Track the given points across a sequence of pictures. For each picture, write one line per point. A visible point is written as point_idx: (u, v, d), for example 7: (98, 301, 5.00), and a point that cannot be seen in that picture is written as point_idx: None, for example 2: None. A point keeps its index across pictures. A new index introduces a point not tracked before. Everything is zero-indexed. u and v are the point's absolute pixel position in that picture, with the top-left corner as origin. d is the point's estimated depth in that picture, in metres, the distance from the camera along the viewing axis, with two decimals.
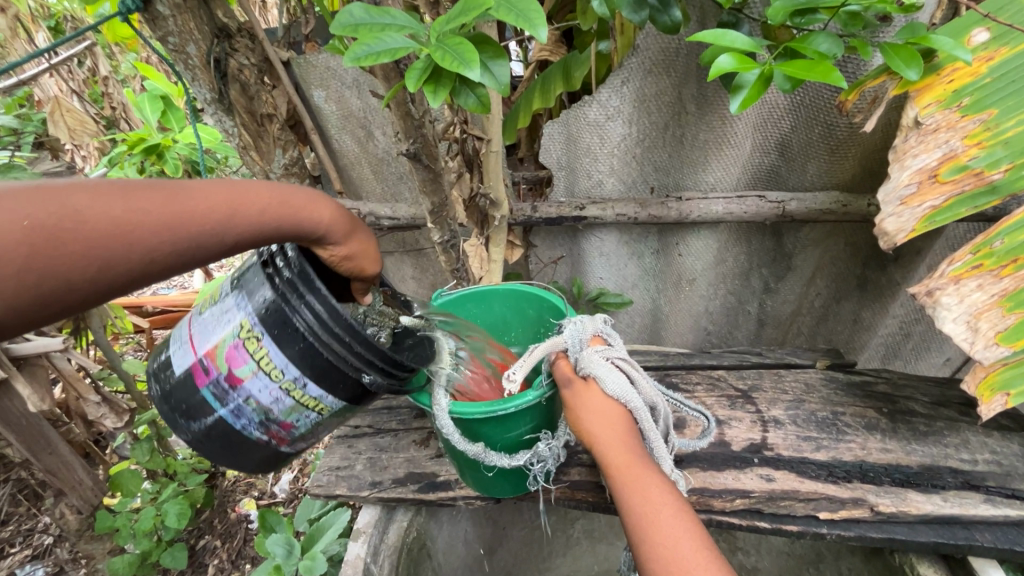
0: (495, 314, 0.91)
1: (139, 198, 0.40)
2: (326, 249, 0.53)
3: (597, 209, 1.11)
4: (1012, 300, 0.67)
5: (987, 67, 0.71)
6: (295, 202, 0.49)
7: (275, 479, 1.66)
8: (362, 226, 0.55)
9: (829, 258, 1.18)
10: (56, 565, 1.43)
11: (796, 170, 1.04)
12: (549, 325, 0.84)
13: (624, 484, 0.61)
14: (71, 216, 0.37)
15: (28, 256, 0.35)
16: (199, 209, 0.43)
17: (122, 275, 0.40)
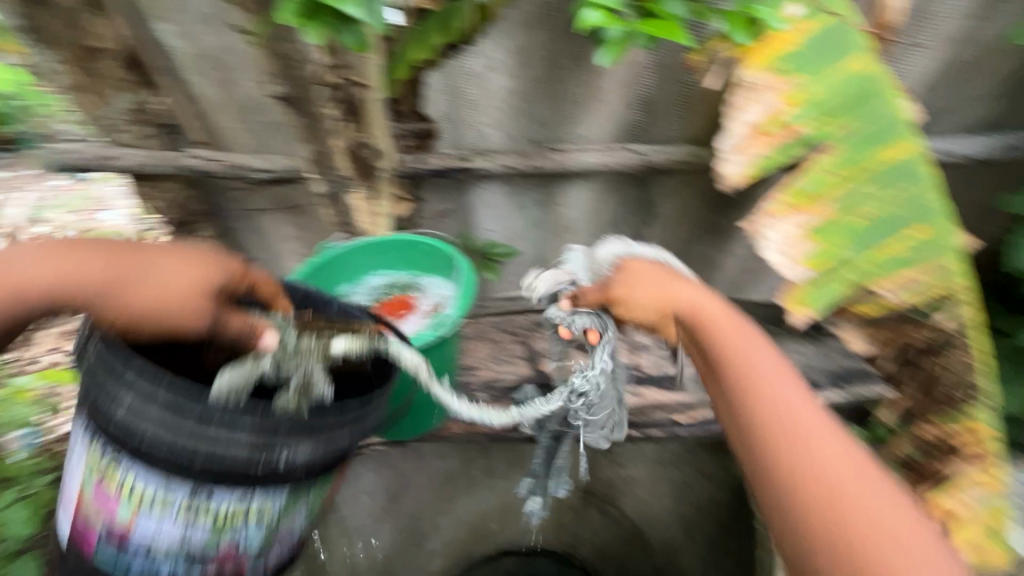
0: (379, 262, 0.91)
1: (3, 278, 0.61)
2: (136, 308, 0.62)
3: (483, 160, 1.16)
4: (814, 230, 0.87)
5: (800, 37, 0.83)
6: (109, 272, 0.62)
7: None
8: (175, 280, 0.64)
9: (686, 206, 1.34)
10: None
11: (657, 126, 1.15)
12: (444, 271, 0.89)
13: (727, 329, 0.69)
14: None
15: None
16: (31, 274, 0.61)
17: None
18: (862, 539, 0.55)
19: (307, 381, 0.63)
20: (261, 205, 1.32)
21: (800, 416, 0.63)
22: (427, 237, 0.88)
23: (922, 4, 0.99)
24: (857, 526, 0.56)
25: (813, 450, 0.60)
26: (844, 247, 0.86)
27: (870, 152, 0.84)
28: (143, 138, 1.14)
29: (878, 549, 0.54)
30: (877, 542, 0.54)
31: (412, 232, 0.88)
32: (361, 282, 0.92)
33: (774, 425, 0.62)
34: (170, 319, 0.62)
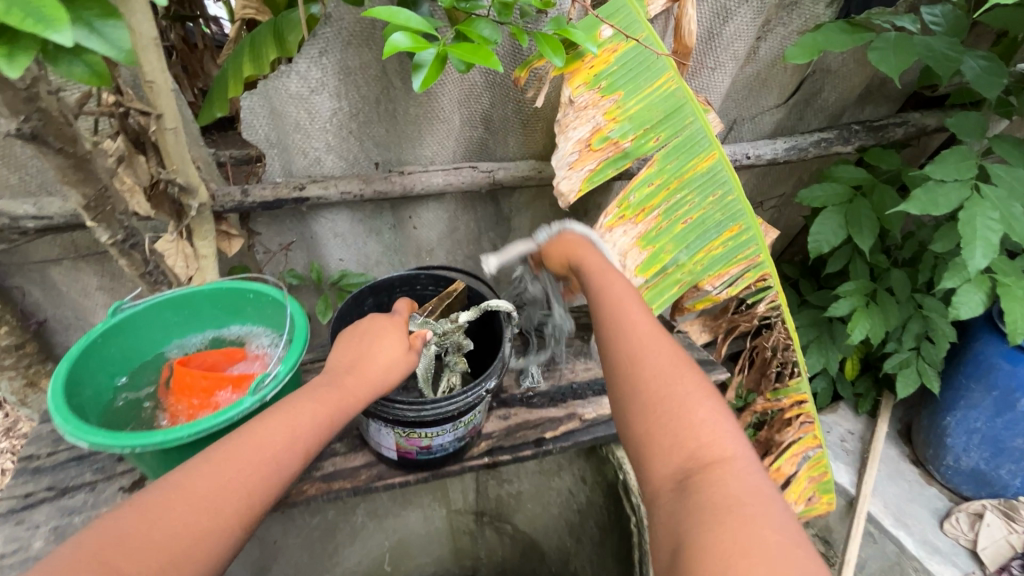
0: (195, 313, 0.79)
1: (286, 418, 0.59)
2: (382, 377, 0.68)
3: (319, 188, 1.05)
4: (644, 239, 0.92)
5: (613, 57, 0.90)
6: (366, 365, 0.68)
7: None
8: (388, 344, 0.71)
9: (540, 218, 1.37)
10: None
11: (500, 143, 1.16)
12: (269, 318, 0.79)
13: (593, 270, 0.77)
14: (265, 443, 0.56)
15: (243, 475, 0.54)
16: (310, 411, 0.61)
17: (274, 471, 0.56)
18: (672, 410, 0.60)
19: (459, 346, 0.87)
20: (48, 255, 1.10)
21: (645, 325, 0.68)
22: (248, 282, 0.77)
23: (713, 28, 1.11)
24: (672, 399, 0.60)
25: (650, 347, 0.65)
26: (670, 252, 0.92)
27: (687, 163, 0.91)
28: None
29: (682, 413, 0.59)
30: (684, 410, 0.59)
31: (228, 280, 0.78)
32: (174, 337, 0.79)
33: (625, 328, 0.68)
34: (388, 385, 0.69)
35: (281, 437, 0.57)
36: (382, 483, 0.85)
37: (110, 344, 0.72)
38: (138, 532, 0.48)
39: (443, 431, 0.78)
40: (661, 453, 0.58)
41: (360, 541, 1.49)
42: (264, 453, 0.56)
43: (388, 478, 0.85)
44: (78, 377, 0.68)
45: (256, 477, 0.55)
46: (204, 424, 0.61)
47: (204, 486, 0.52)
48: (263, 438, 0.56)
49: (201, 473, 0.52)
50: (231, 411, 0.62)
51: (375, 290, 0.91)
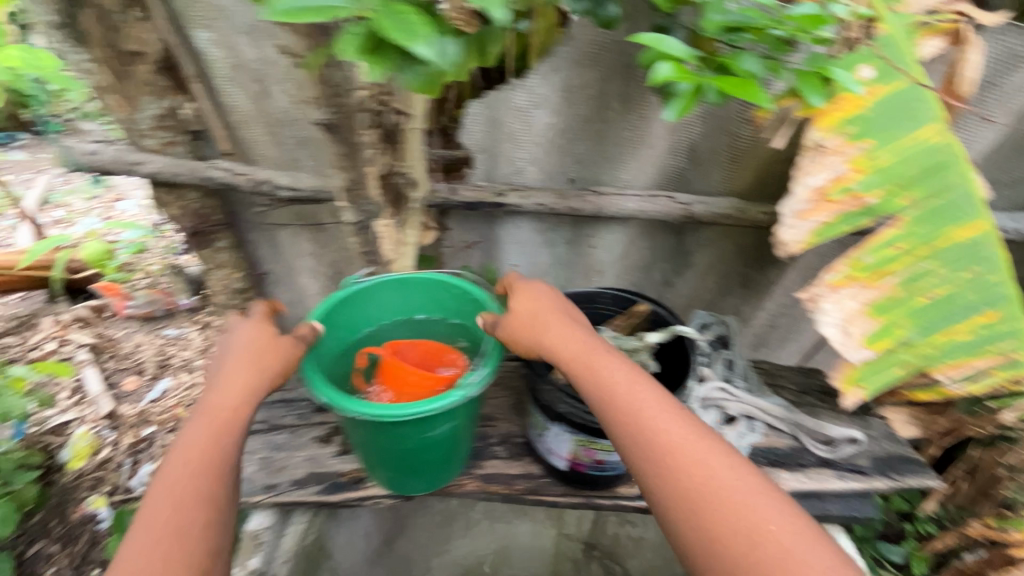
0: (407, 298, 0.86)
1: (200, 429, 0.63)
2: (257, 363, 0.68)
3: (517, 198, 1.10)
4: (875, 308, 0.82)
5: (871, 100, 0.78)
6: (247, 360, 0.68)
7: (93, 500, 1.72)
8: (232, 349, 0.70)
9: (721, 258, 1.29)
10: None
11: (701, 177, 1.11)
12: (468, 317, 0.84)
13: (580, 367, 0.67)
14: (197, 456, 0.61)
15: (181, 486, 0.59)
16: (224, 412, 0.65)
17: (208, 470, 0.61)
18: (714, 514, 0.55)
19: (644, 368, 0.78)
20: (281, 220, 1.30)
21: (657, 420, 0.62)
22: (460, 279, 0.81)
23: (994, 76, 0.95)
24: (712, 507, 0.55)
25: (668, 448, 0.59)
26: (904, 328, 0.82)
27: (941, 230, 0.77)
28: (169, 145, 1.11)
29: (721, 527, 0.54)
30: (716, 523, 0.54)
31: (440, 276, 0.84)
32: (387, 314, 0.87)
33: (634, 426, 0.62)
34: (267, 364, 0.69)
35: (218, 437, 0.63)
36: (535, 498, 0.84)
37: (341, 312, 0.81)
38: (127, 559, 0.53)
39: None
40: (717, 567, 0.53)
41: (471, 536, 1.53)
42: (198, 463, 0.61)
43: (541, 494, 0.84)
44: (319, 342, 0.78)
45: (195, 485, 0.59)
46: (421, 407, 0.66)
47: (159, 507, 0.57)
48: (187, 455, 0.61)
49: (156, 502, 0.58)
50: (441, 403, 0.66)
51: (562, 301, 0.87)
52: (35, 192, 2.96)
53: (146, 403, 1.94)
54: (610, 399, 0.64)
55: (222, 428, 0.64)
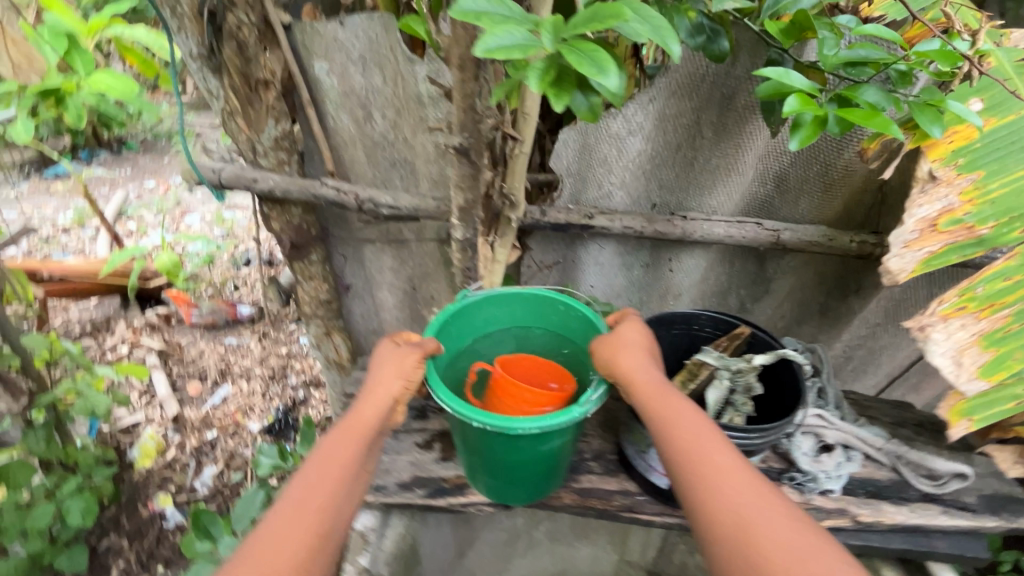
0: (510, 313, 0.91)
1: (341, 437, 0.72)
2: (394, 381, 0.75)
3: (605, 220, 1.13)
4: (987, 339, 0.80)
5: (980, 133, 0.79)
6: (384, 376, 0.76)
7: (198, 471, 2.16)
8: (376, 361, 0.77)
9: (800, 285, 1.29)
10: None
11: (789, 204, 1.12)
12: (573, 329, 0.89)
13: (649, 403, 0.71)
14: (332, 463, 0.69)
15: (317, 488, 0.67)
16: (359, 425, 0.73)
17: (337, 479, 0.68)
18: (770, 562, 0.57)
19: (748, 388, 0.81)
20: (369, 236, 1.37)
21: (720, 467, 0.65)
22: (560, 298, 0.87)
23: None
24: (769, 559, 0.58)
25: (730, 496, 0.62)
26: (1020, 362, 0.80)
27: None
28: (281, 164, 1.20)
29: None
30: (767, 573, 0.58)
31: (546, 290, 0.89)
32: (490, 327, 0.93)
33: (699, 470, 0.65)
34: (399, 384, 0.75)
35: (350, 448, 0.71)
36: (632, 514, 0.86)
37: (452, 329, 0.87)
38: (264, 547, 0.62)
39: None
40: None
41: (532, 557, 1.52)
42: (333, 469, 0.69)
43: (638, 511, 0.86)
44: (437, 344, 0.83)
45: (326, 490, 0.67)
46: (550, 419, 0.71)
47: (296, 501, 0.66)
48: (326, 458, 0.69)
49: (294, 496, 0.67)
50: (564, 419, 0.70)
51: (659, 322, 0.90)
52: (111, 206, 3.17)
53: (210, 408, 2.37)
54: (675, 440, 0.68)
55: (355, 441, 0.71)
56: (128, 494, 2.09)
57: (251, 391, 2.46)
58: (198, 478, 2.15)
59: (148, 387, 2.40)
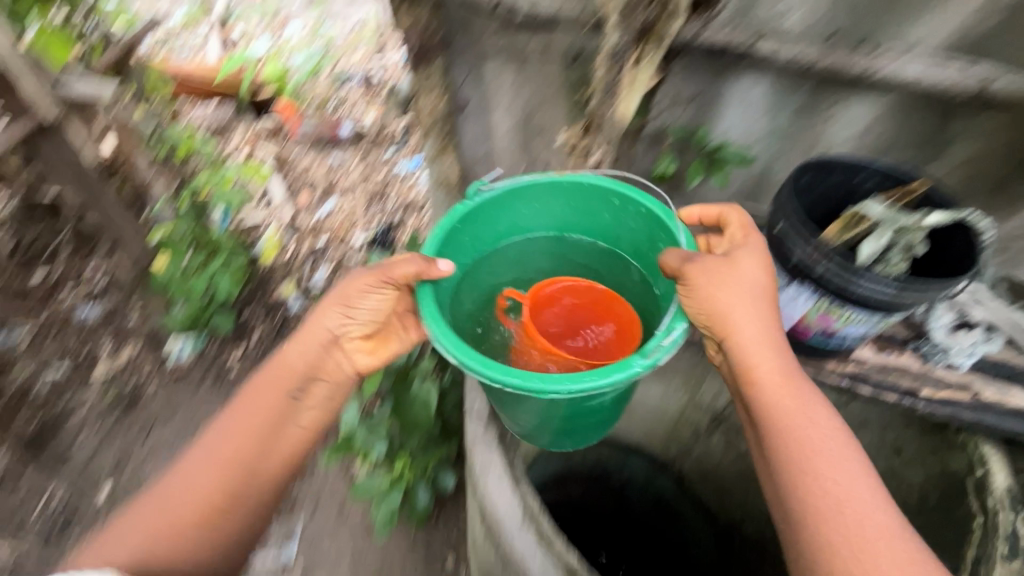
0: (547, 207, 1.02)
1: (263, 390, 0.93)
2: (330, 329, 0.92)
3: (773, 46, 0.98)
4: None
5: None
6: (309, 335, 0.93)
7: (311, 271, 2.42)
8: (309, 316, 0.94)
9: (992, 150, 1.07)
10: (110, 305, 2.20)
11: (1015, 41, 0.93)
12: (626, 223, 0.98)
13: (764, 382, 0.78)
14: (257, 411, 0.92)
15: (246, 427, 0.91)
16: (285, 373, 0.93)
17: (260, 423, 0.92)
18: (853, 555, 0.66)
19: (910, 246, 0.80)
20: (493, 49, 1.29)
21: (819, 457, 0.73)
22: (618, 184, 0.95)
23: None
24: (852, 544, 0.67)
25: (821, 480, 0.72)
26: None
27: None
28: None
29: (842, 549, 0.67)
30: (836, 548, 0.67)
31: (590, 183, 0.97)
32: (518, 227, 1.04)
33: (796, 452, 0.74)
34: (319, 340, 0.93)
35: (275, 396, 0.93)
36: None
37: (467, 231, 0.97)
38: (197, 466, 0.88)
39: (863, 320, 0.82)
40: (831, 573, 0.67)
41: None
42: (260, 411, 0.92)
43: None
44: (466, 220, 0.95)
45: (251, 430, 0.91)
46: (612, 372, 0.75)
47: (225, 437, 0.90)
48: (251, 405, 0.92)
49: (227, 429, 0.91)
50: (623, 371, 0.74)
51: (820, 166, 0.87)
52: (218, 8, 3.16)
53: (320, 218, 2.58)
54: (781, 425, 0.76)
55: (281, 392, 0.93)
56: (258, 281, 2.38)
57: (354, 208, 2.62)
58: (315, 274, 2.40)
59: (265, 195, 2.59)
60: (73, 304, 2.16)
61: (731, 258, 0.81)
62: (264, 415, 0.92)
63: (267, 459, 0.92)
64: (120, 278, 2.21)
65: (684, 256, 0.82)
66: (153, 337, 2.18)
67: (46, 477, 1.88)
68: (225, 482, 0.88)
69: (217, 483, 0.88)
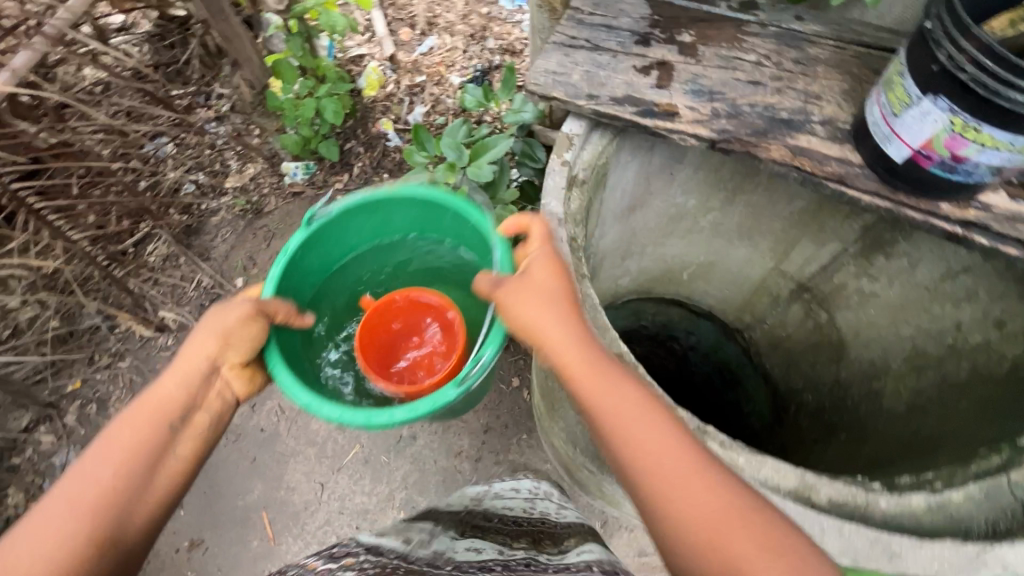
0: (388, 215, 1.14)
1: (132, 424, 0.85)
2: (209, 354, 0.90)
3: None
4: None
5: None
6: (191, 359, 0.90)
7: (409, 109, 2.45)
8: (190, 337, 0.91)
9: None
10: (232, 127, 2.41)
11: None
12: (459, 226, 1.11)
13: (589, 388, 0.76)
14: (125, 450, 0.83)
15: (115, 466, 0.81)
16: (162, 403, 0.87)
17: (138, 460, 0.83)
18: (704, 538, 0.67)
19: None
20: None
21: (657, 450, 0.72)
22: (448, 193, 1.06)
23: None
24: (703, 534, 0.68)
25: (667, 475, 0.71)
26: None
27: None
28: None
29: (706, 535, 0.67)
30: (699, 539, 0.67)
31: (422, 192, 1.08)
32: (363, 235, 1.17)
33: (634, 455, 0.73)
34: (187, 363, 0.90)
35: (141, 427, 0.85)
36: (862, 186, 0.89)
37: (311, 255, 1.09)
38: (38, 527, 0.75)
39: (1012, 147, 0.72)
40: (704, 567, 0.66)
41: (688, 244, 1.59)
42: (128, 443, 0.84)
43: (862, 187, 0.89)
44: (305, 248, 1.06)
45: (122, 464, 0.82)
46: (435, 402, 0.91)
47: (80, 484, 0.79)
48: (116, 440, 0.83)
49: (74, 481, 0.79)
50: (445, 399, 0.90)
51: None
52: None
53: (418, 55, 2.53)
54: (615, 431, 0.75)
55: (164, 420, 0.87)
56: (362, 114, 2.47)
57: (453, 47, 2.54)
58: (411, 112, 2.44)
59: (368, 27, 2.57)
60: (204, 122, 2.39)
61: (531, 270, 0.82)
62: (138, 450, 0.83)
63: (145, 501, 0.83)
64: (240, 101, 2.39)
65: (492, 279, 0.83)
66: (271, 159, 2.39)
67: (195, 266, 2.26)
68: (78, 532, 0.76)
69: (62, 535, 0.75)
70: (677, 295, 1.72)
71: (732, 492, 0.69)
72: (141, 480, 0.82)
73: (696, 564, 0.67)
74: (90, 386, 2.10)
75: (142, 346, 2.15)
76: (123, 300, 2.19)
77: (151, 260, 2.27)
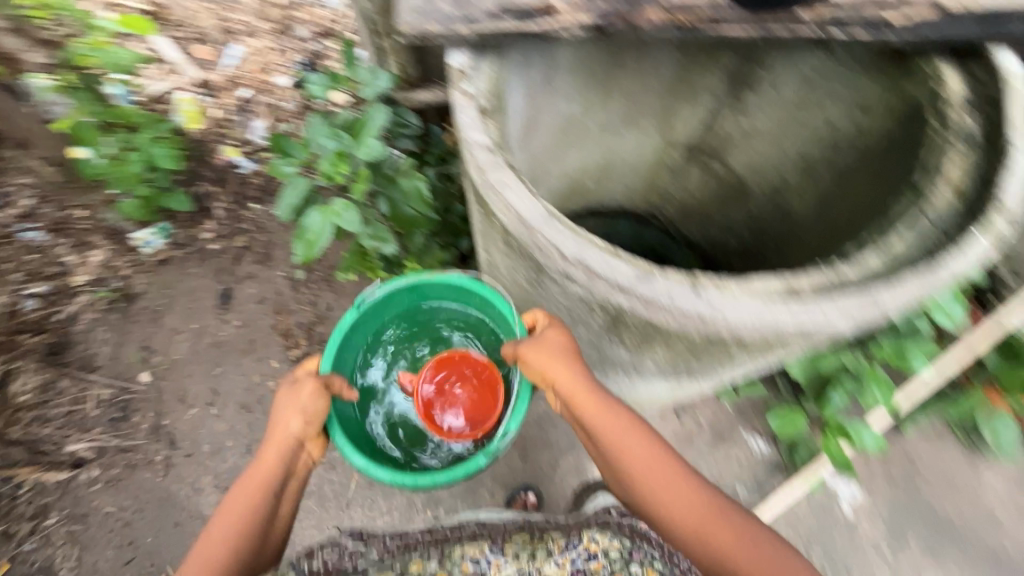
0: (422, 293, 1.28)
1: (243, 494, 0.95)
2: (296, 424, 0.99)
3: None
4: None
5: None
6: (280, 429, 0.99)
7: (248, 128, 2.18)
8: (279, 406, 1.02)
9: None
10: (48, 221, 2.01)
11: None
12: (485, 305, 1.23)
13: (595, 417, 1.02)
14: (240, 519, 0.93)
15: (234, 531, 0.92)
16: (262, 472, 0.97)
17: (248, 523, 0.93)
18: (689, 526, 0.92)
19: None
20: None
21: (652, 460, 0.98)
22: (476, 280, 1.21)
23: None
24: (688, 520, 0.93)
25: (657, 480, 0.97)
26: None
27: None
28: None
29: (691, 523, 0.92)
30: (685, 526, 0.93)
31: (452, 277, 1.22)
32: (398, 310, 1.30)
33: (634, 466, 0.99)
34: (280, 434, 0.99)
35: (250, 495, 0.95)
36: (736, 23, 0.97)
37: (358, 329, 1.23)
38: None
39: None
40: (691, 540, 0.92)
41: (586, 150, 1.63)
42: (239, 510, 0.94)
43: (735, 25, 0.97)
44: (352, 326, 1.21)
45: (236, 529, 0.92)
46: (473, 464, 1.07)
47: (209, 550, 0.90)
48: (229, 511, 0.94)
49: (206, 545, 0.91)
50: (484, 457, 1.06)
51: None
52: None
53: (230, 68, 2.25)
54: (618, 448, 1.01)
55: (261, 487, 0.96)
56: (195, 151, 2.12)
57: (265, 48, 2.29)
58: (251, 127, 2.18)
59: (157, 55, 2.22)
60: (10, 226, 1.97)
61: (542, 337, 1.07)
62: (248, 518, 0.93)
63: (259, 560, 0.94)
64: (44, 186, 2.00)
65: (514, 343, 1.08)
66: (115, 235, 2.06)
67: (84, 383, 1.95)
68: None
69: None
70: (590, 204, 1.81)
71: (703, 492, 0.95)
72: (254, 543, 0.93)
73: (685, 540, 0.93)
74: (23, 560, 1.79)
75: (64, 491, 1.85)
76: (15, 455, 1.85)
77: (25, 399, 1.89)
